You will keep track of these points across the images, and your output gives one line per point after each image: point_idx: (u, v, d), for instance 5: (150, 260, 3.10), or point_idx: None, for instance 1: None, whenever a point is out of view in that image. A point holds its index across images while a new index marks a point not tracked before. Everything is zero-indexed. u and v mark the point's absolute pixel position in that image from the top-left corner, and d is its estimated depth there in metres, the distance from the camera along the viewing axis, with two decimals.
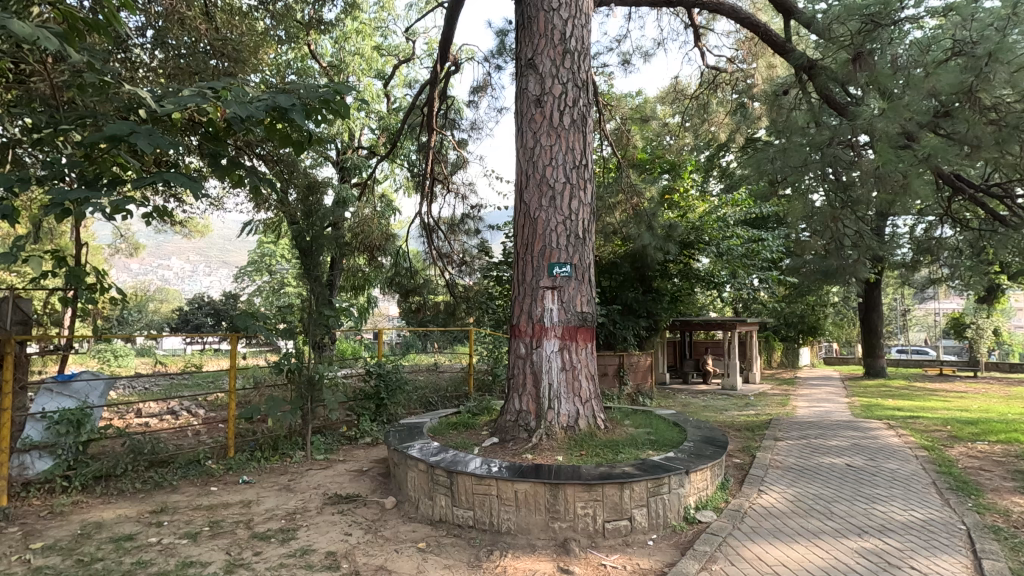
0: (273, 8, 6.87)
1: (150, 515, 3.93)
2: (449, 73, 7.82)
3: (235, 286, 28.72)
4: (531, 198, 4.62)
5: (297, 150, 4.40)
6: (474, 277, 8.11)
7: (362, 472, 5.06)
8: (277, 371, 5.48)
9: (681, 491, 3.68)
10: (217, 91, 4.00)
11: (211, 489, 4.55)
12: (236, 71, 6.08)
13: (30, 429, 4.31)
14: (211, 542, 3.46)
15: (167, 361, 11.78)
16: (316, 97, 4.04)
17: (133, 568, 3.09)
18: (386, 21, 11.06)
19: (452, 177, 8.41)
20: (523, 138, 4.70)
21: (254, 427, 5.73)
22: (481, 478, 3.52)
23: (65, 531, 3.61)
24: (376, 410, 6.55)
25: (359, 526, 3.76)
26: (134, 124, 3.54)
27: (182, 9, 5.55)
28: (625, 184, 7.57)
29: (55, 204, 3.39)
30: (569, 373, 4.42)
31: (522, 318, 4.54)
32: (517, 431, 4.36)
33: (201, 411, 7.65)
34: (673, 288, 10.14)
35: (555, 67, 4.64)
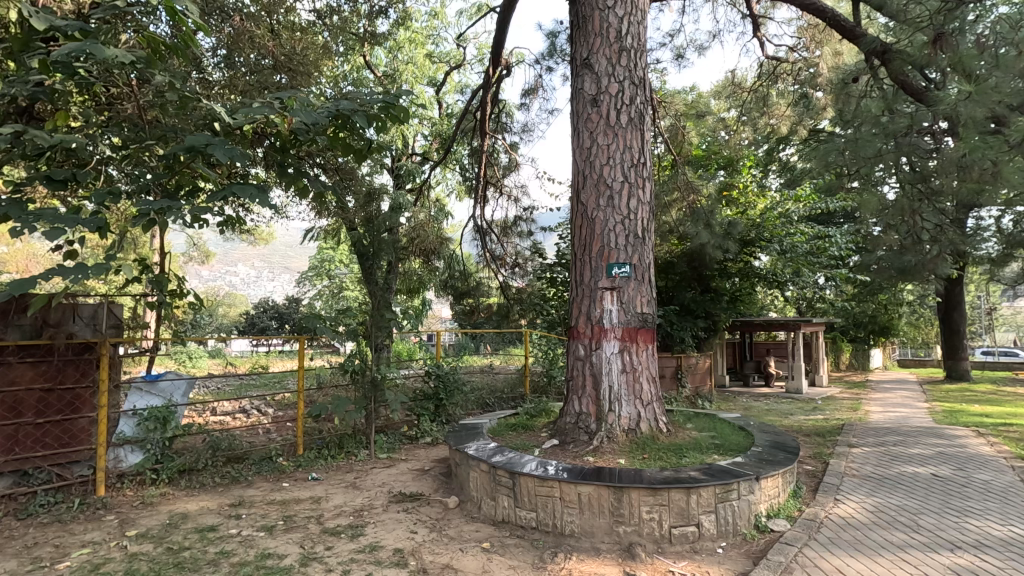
0: (330, 22, 7.21)
1: (229, 508, 4.17)
2: (501, 77, 7.88)
3: (298, 291, 30.03)
4: (588, 198, 4.58)
5: (358, 157, 4.55)
6: (526, 279, 8.17)
7: (424, 471, 5.17)
8: (342, 372, 5.71)
9: (751, 498, 3.55)
10: (284, 103, 4.17)
11: (284, 485, 4.77)
12: (299, 85, 6.33)
13: (123, 424, 4.64)
14: (286, 536, 3.62)
15: (236, 363, 12.38)
16: (377, 104, 4.17)
17: (217, 557, 3.28)
18: (437, 29, 11.18)
19: (504, 180, 8.46)
20: (580, 139, 4.67)
21: (319, 426, 5.96)
22: (543, 479, 3.52)
23: (155, 521, 3.87)
24: (435, 410, 6.69)
25: (423, 524, 3.84)
26: (210, 136, 3.73)
27: (251, 29, 5.87)
28: (681, 182, 7.39)
29: (140, 215, 3.60)
30: (630, 375, 4.35)
31: (580, 320, 4.52)
32: (578, 434, 4.34)
33: (270, 411, 8.02)
34: (731, 287, 9.81)
35: (612, 66, 4.60)
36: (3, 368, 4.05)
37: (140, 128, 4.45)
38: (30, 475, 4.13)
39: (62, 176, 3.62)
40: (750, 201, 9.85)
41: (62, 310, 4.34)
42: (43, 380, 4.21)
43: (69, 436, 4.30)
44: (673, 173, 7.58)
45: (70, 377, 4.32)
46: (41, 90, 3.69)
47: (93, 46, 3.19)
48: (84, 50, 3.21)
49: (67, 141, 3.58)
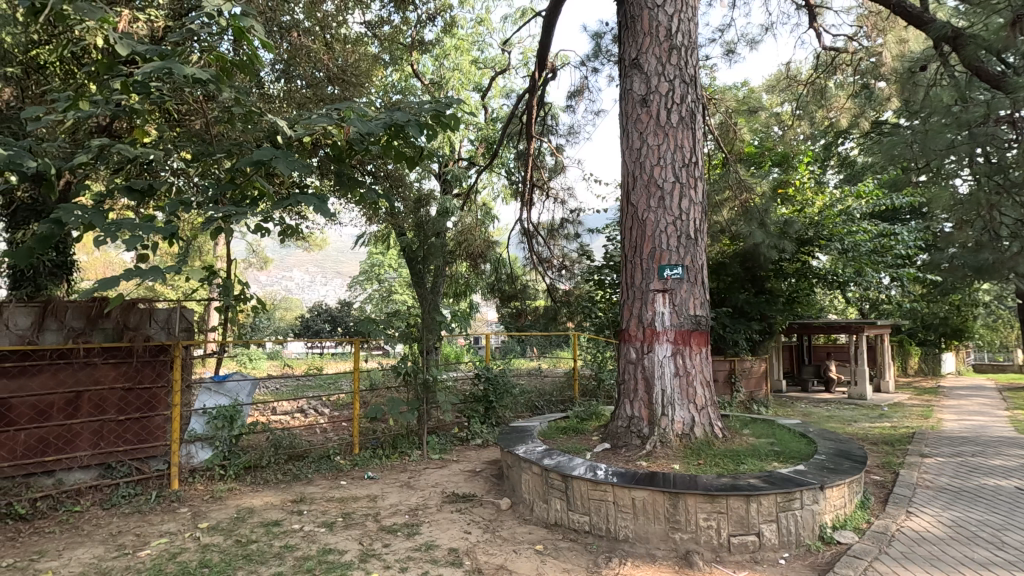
0: (380, 32, 7.46)
1: (292, 503, 4.35)
2: (547, 80, 7.88)
3: (350, 295, 30.96)
4: (638, 199, 4.53)
5: (410, 164, 4.66)
6: (573, 282, 8.13)
7: (476, 472, 5.23)
8: (395, 374, 5.85)
9: (816, 508, 3.41)
10: (340, 113, 4.31)
11: (342, 482, 4.94)
12: (350, 95, 6.54)
13: (194, 423, 4.92)
14: (346, 532, 3.75)
15: (293, 364, 12.87)
16: (428, 112, 4.27)
17: (282, 551, 3.43)
18: (482, 35, 11.31)
19: (550, 182, 8.46)
20: (630, 140, 4.62)
21: (374, 426, 6.12)
22: (596, 482, 3.50)
23: (224, 515, 4.08)
24: (485, 412, 6.75)
25: (477, 525, 3.88)
26: (274, 149, 3.89)
27: (307, 44, 6.10)
28: (734, 180, 7.19)
29: (209, 222, 3.79)
30: (683, 378, 4.26)
31: (632, 323, 4.47)
32: (630, 438, 4.28)
33: (326, 411, 8.28)
34: (787, 288, 9.47)
35: (661, 65, 4.53)
36: (88, 368, 4.38)
37: (208, 141, 4.71)
38: (112, 468, 4.44)
39: (141, 188, 3.87)
40: (807, 198, 9.47)
41: (140, 314, 4.67)
42: (123, 380, 4.52)
43: (147, 433, 4.59)
44: (725, 172, 7.38)
45: (147, 377, 4.60)
46: (122, 109, 3.97)
47: (172, 66, 3.43)
48: (163, 69, 3.45)
49: (145, 156, 3.83)
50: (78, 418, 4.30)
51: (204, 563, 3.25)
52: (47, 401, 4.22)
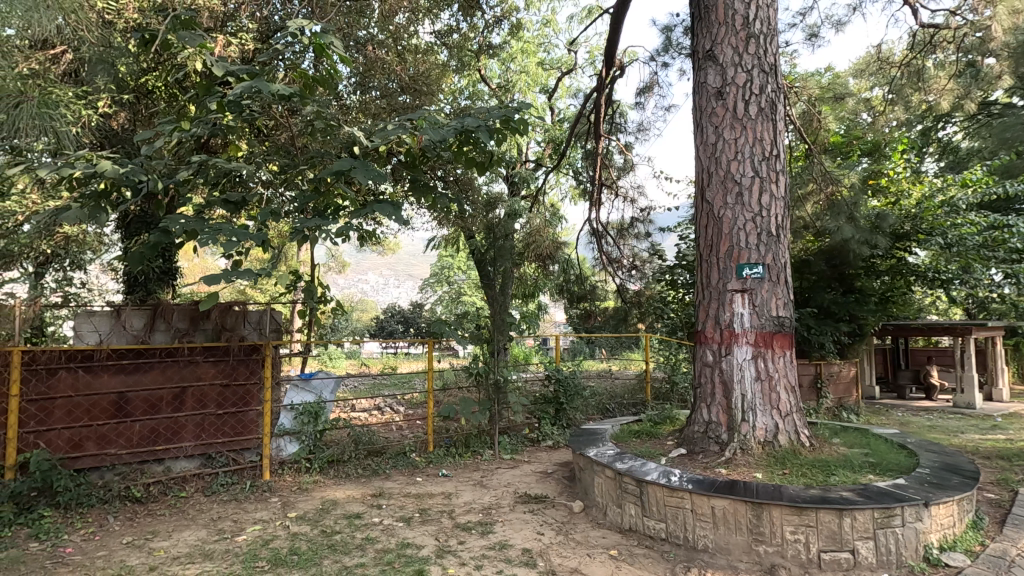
0: (449, 40, 7.65)
1: (372, 497, 4.54)
2: (614, 78, 7.76)
3: (422, 297, 31.88)
4: (714, 196, 4.36)
5: (480, 170, 4.74)
6: (643, 282, 8.00)
7: (547, 474, 5.23)
8: (467, 374, 5.98)
9: (920, 526, 3.13)
10: (414, 122, 4.42)
11: (418, 479, 5.10)
12: (421, 103, 6.75)
13: (283, 418, 5.25)
14: (422, 527, 3.86)
15: (370, 363, 13.42)
16: (498, 117, 4.33)
17: (364, 543, 3.58)
18: (549, 36, 11.32)
19: (619, 181, 8.34)
20: (705, 134, 4.45)
21: (447, 425, 6.26)
22: (672, 489, 3.40)
23: (311, 505, 4.33)
24: (555, 414, 6.74)
25: (550, 526, 3.88)
26: (354, 159, 4.06)
27: (382, 56, 6.36)
28: (818, 172, 6.75)
29: (297, 232, 4.04)
30: (765, 383, 4.05)
31: (708, 324, 4.31)
32: (708, 443, 4.13)
33: (400, 409, 8.57)
34: (879, 287, 8.65)
35: (738, 55, 4.34)
36: (191, 365, 4.77)
37: (293, 154, 5.01)
38: (213, 458, 4.82)
39: (235, 200, 4.18)
40: (902, 189, 8.94)
41: (236, 316, 5.04)
42: (221, 377, 4.88)
43: (242, 426, 4.94)
44: (807, 164, 6.96)
45: (242, 374, 4.96)
46: (218, 127, 4.31)
47: (260, 85, 3.68)
48: (254, 89, 3.70)
49: (239, 170, 4.12)
50: (184, 411, 4.70)
51: (294, 551, 3.45)
52: (157, 395, 4.63)
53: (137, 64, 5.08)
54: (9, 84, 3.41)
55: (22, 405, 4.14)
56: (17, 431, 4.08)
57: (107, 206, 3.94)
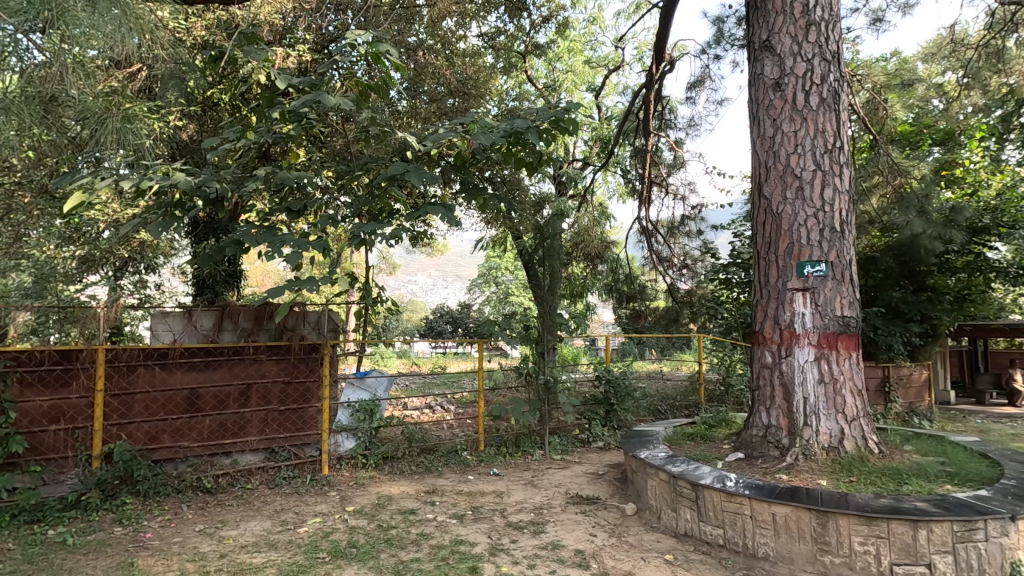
0: (496, 43, 7.71)
1: (425, 494, 4.63)
2: (664, 73, 7.60)
3: (470, 297, 32.21)
4: (772, 191, 4.20)
5: (529, 170, 4.77)
6: (694, 281, 7.81)
7: (599, 475, 5.19)
8: (517, 375, 6.00)
9: (1005, 542, 2.91)
10: (465, 126, 4.48)
11: (469, 477, 5.18)
12: (469, 106, 6.82)
13: (340, 415, 5.44)
14: (475, 525, 3.91)
15: (420, 361, 13.69)
16: (547, 118, 4.33)
17: (419, 538, 3.66)
18: (595, 34, 11.21)
19: (670, 177, 8.18)
20: (761, 128, 4.30)
21: (497, 424, 6.30)
22: (730, 494, 3.30)
23: (367, 500, 4.46)
24: (606, 415, 6.66)
25: (602, 528, 3.85)
26: (407, 164, 4.15)
27: (432, 62, 6.51)
28: (884, 164, 6.41)
29: (354, 236, 4.18)
30: (829, 386, 3.87)
31: (767, 325, 4.16)
32: (767, 448, 3.99)
33: (450, 408, 8.69)
34: (955, 285, 8.09)
35: (798, 44, 4.16)
36: (256, 363, 5.01)
37: (348, 160, 5.19)
38: (276, 452, 5.05)
39: (297, 207, 4.37)
40: (980, 178, 8.51)
41: (296, 316, 5.25)
42: (283, 375, 5.10)
43: (302, 422, 5.15)
44: (872, 156, 6.63)
45: (302, 372, 5.16)
46: (280, 136, 4.52)
47: (321, 96, 3.85)
48: (314, 100, 3.86)
49: (300, 178, 4.29)
50: (249, 407, 4.94)
51: (353, 543, 3.57)
52: (225, 392, 4.89)
53: (205, 79, 5.39)
54: (95, 104, 3.68)
55: (106, 399, 4.44)
56: (102, 423, 4.38)
57: (181, 213, 4.20)
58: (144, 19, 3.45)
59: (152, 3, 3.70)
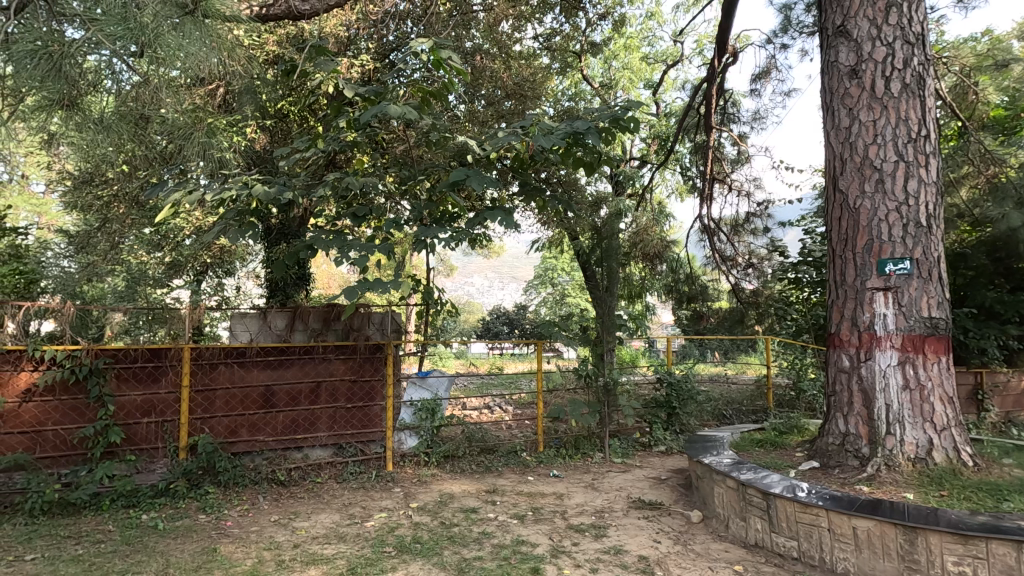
0: (552, 44, 7.71)
1: (486, 493, 4.68)
2: (727, 66, 7.32)
3: (526, 299, 32.28)
4: (849, 184, 3.97)
5: (588, 170, 4.72)
6: (760, 282, 7.50)
7: (661, 480, 5.06)
8: (576, 377, 5.95)
9: None
10: (525, 128, 4.47)
11: (529, 478, 5.18)
12: (526, 108, 6.85)
13: (403, 413, 5.60)
14: (536, 526, 3.91)
15: (478, 361, 13.87)
16: (607, 117, 4.28)
17: (480, 537, 3.70)
18: (653, 29, 10.97)
19: (733, 174, 7.88)
20: (836, 118, 4.07)
21: (556, 426, 6.27)
22: (805, 505, 3.13)
23: (430, 497, 4.55)
24: (667, 419, 6.50)
25: (666, 534, 3.75)
26: (468, 169, 4.20)
27: (490, 65, 6.59)
28: (975, 153, 5.93)
29: (417, 241, 4.28)
30: (915, 392, 3.61)
31: (843, 326, 3.93)
32: (845, 457, 3.76)
33: (508, 409, 8.74)
34: None
35: (876, 27, 3.91)
36: (326, 363, 5.23)
37: (410, 164, 5.30)
38: (344, 448, 5.25)
39: (363, 212, 4.53)
40: None
41: (361, 317, 5.44)
42: (350, 373, 5.30)
43: (368, 419, 5.34)
44: (961, 143, 6.15)
45: (367, 371, 5.35)
46: (346, 144, 4.69)
47: (387, 107, 3.96)
48: (380, 111, 3.98)
49: (365, 184, 4.42)
50: (319, 404, 5.17)
51: (417, 539, 3.66)
52: (297, 389, 5.14)
53: (276, 92, 5.69)
54: (181, 120, 3.97)
55: (191, 394, 4.74)
56: (188, 417, 4.70)
57: (256, 219, 4.44)
58: (224, 40, 3.68)
59: (231, 23, 3.93)
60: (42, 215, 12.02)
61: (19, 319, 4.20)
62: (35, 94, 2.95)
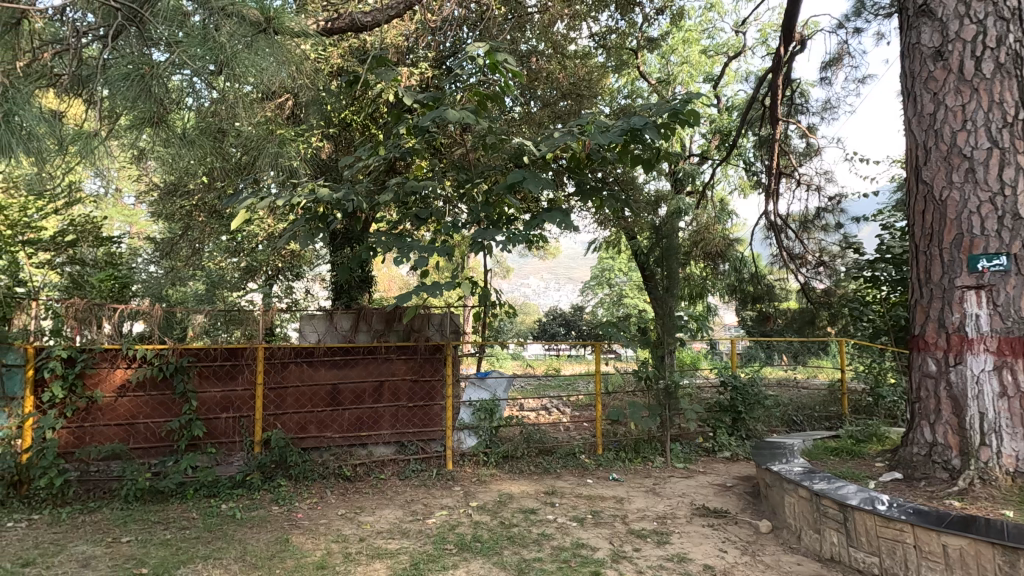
0: (608, 42, 7.61)
1: (545, 495, 4.67)
2: (793, 54, 6.99)
3: (583, 300, 32.02)
4: (934, 175, 3.69)
5: (647, 167, 4.62)
6: (831, 280, 7.17)
7: (727, 487, 4.88)
8: (635, 379, 5.84)
9: None
10: (581, 127, 4.43)
11: (588, 480, 5.13)
12: (583, 108, 6.80)
13: (462, 413, 5.70)
14: (596, 530, 3.86)
15: (535, 363, 13.87)
16: (666, 112, 4.18)
17: (540, 538, 3.69)
18: (713, 21, 10.63)
19: (801, 167, 7.52)
20: (918, 104, 3.80)
21: (615, 428, 6.17)
22: (886, 518, 2.93)
23: (489, 497, 4.59)
24: (732, 424, 6.25)
25: (733, 544, 3.61)
26: (525, 170, 4.21)
27: (545, 67, 6.60)
28: None
29: (475, 243, 4.32)
30: (1015, 400, 3.30)
31: (929, 328, 3.65)
32: (931, 469, 3.49)
33: (566, 410, 8.69)
34: None
35: (965, 4, 3.62)
36: (388, 362, 5.40)
37: (467, 168, 5.38)
38: (406, 446, 5.38)
39: (422, 216, 4.64)
40: None
41: (421, 318, 5.56)
42: (411, 373, 5.44)
43: (429, 418, 5.46)
44: None
45: (427, 371, 5.48)
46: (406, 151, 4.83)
47: (445, 111, 4.04)
48: (439, 116, 4.07)
49: (424, 188, 4.52)
50: (381, 403, 5.33)
51: (477, 538, 3.70)
52: (361, 388, 5.32)
53: (340, 102, 5.92)
54: (254, 133, 4.20)
55: (265, 391, 5.01)
56: (262, 413, 4.96)
57: (323, 224, 4.63)
58: (293, 54, 3.87)
59: (299, 38, 4.14)
60: (134, 225, 13.10)
61: (115, 320, 4.57)
62: (130, 114, 3.22)
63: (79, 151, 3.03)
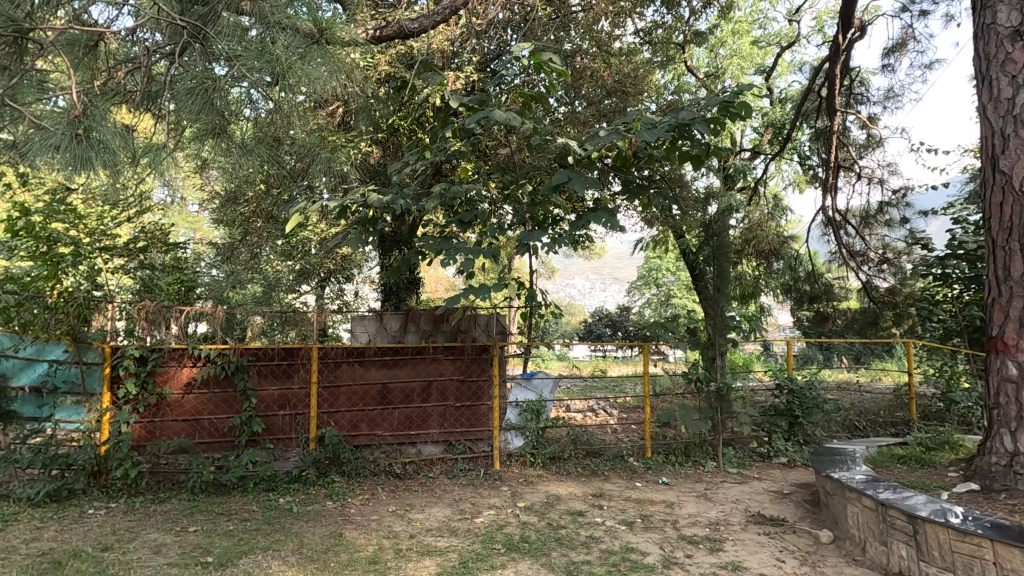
0: (653, 37, 7.47)
1: (592, 497, 4.62)
2: (852, 41, 6.66)
3: (629, 300, 31.53)
4: (1014, 164, 3.43)
5: (696, 164, 4.49)
6: (898, 279, 6.71)
7: (784, 494, 4.69)
8: (685, 381, 5.70)
9: None
10: (627, 125, 4.33)
11: (637, 484, 5.04)
12: (628, 105, 6.70)
13: (508, 413, 5.73)
14: (646, 534, 3.80)
15: (582, 364, 13.73)
16: (715, 106, 4.06)
17: (588, 541, 3.66)
18: (764, 10, 10.26)
19: (861, 159, 7.15)
20: (994, 88, 3.54)
21: (664, 431, 6.04)
22: (961, 532, 2.73)
23: (537, 498, 4.59)
24: (789, 428, 6.00)
25: (791, 554, 3.47)
26: (570, 170, 4.18)
27: (590, 65, 6.54)
28: None
29: (521, 244, 4.32)
30: None
31: (1008, 328, 3.40)
32: (1013, 481, 3.25)
33: (613, 412, 8.57)
34: None
35: None
36: (435, 362, 5.49)
37: (512, 170, 5.37)
38: (454, 445, 5.46)
39: (468, 218, 4.68)
40: None
41: (467, 319, 5.61)
42: (458, 373, 5.52)
43: (476, 418, 5.53)
44: None
45: (474, 371, 5.55)
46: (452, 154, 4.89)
47: (491, 113, 4.07)
48: (485, 118, 4.09)
49: (470, 190, 4.57)
50: (430, 403, 5.43)
51: (525, 538, 3.70)
52: (410, 387, 5.43)
53: (388, 108, 6.06)
54: (307, 140, 4.35)
55: (319, 390, 5.19)
56: (316, 411, 5.14)
57: (373, 228, 4.75)
58: (344, 63, 3.99)
59: (349, 47, 4.26)
60: (197, 231, 13.81)
61: (181, 321, 4.83)
62: (194, 126, 3.36)
63: (150, 162, 3.25)
